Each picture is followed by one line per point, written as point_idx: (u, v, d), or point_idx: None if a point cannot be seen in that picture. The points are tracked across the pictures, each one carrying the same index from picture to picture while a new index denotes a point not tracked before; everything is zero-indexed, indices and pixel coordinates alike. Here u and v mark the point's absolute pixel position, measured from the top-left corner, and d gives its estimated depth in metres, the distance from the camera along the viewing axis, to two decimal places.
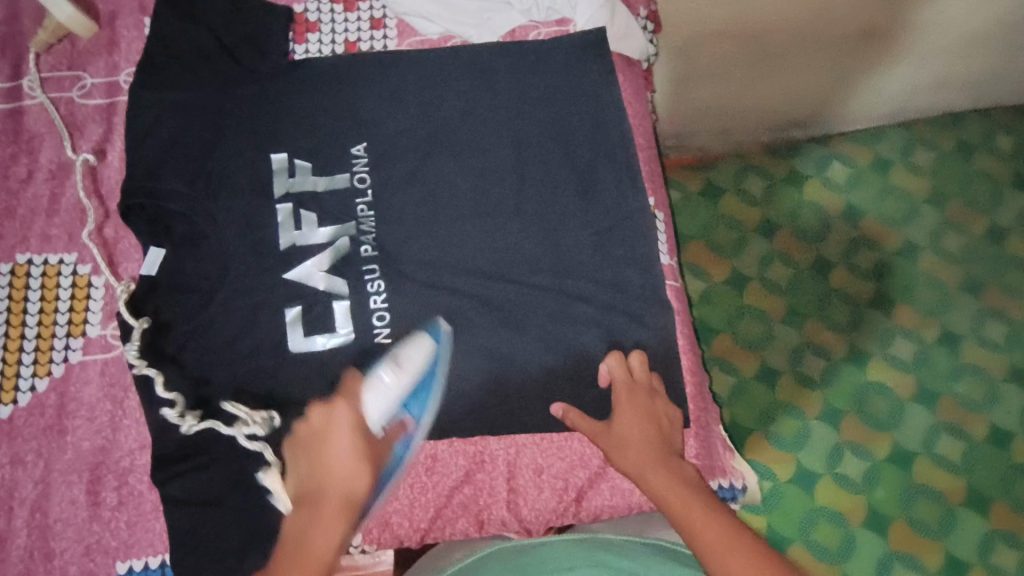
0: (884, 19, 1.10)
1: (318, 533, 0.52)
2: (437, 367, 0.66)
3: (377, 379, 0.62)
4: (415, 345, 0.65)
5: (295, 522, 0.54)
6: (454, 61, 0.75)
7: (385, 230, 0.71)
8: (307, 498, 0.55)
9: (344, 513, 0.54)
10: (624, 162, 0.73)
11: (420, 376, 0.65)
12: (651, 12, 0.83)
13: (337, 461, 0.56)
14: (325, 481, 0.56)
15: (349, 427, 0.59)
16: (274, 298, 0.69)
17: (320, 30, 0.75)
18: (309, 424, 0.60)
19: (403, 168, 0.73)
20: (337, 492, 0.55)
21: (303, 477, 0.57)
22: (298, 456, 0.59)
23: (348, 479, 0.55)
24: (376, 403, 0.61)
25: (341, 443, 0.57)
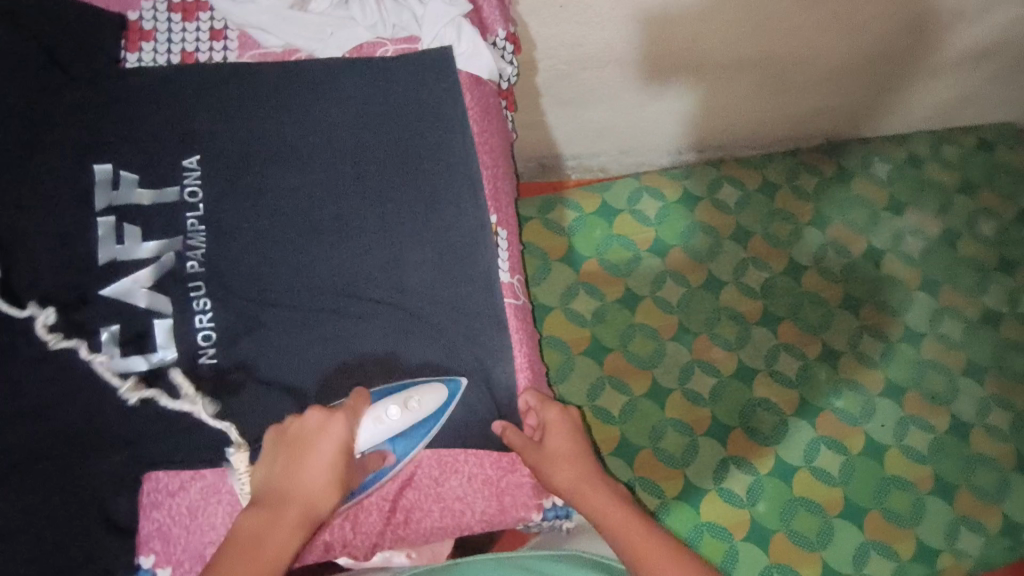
0: (743, 48, 1.22)
1: (276, 540, 0.53)
2: (441, 415, 0.67)
3: (383, 408, 0.63)
4: (425, 391, 0.66)
5: (249, 522, 0.53)
6: (296, 75, 0.73)
7: (215, 246, 0.69)
8: (275, 503, 0.55)
9: (303, 528, 0.54)
10: (467, 179, 0.74)
11: (424, 419, 0.66)
12: (511, 34, 0.85)
13: (315, 479, 0.57)
14: (296, 491, 0.56)
15: (338, 445, 0.58)
16: (88, 316, 0.66)
17: (155, 39, 0.73)
18: (299, 421, 0.59)
19: (237, 181, 0.71)
20: (303, 507, 0.55)
21: (279, 478, 0.56)
22: (283, 449, 0.58)
23: (317, 497, 0.56)
24: (369, 427, 0.63)
25: (322, 457, 0.57)
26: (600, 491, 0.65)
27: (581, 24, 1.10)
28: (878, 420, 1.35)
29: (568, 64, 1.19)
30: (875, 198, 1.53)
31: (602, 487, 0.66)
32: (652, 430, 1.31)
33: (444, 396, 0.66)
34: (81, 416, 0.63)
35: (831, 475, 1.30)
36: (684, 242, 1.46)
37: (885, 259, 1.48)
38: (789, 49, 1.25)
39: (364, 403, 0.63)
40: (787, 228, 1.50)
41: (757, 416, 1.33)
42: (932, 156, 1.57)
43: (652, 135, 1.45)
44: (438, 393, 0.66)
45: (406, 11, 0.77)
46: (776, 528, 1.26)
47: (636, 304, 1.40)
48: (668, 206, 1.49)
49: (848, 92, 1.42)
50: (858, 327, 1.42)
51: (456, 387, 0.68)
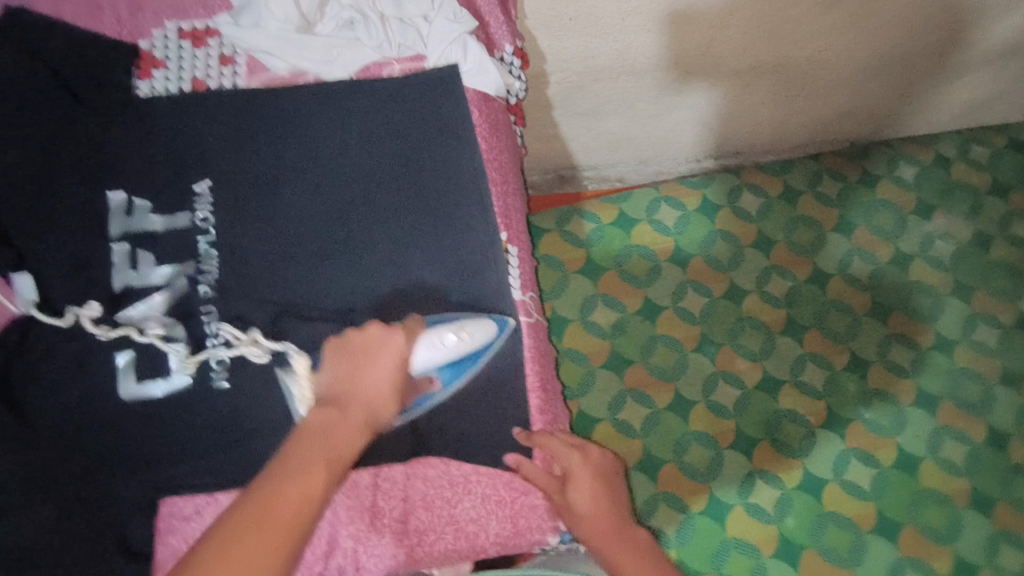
0: (759, 54, 1.20)
1: (347, 430, 0.58)
2: (483, 352, 0.69)
3: (438, 332, 0.66)
4: (476, 322, 0.68)
5: (317, 417, 0.58)
6: (305, 98, 0.74)
7: (226, 269, 0.69)
8: (339, 402, 0.60)
9: (367, 424, 0.59)
10: (477, 196, 0.74)
11: (470, 352, 0.68)
12: (519, 49, 0.84)
13: (379, 381, 0.62)
14: (360, 391, 0.61)
15: (396, 359, 0.63)
16: (103, 342, 0.66)
17: (166, 66, 0.74)
18: (362, 336, 0.63)
19: (248, 203, 0.71)
20: (365, 406, 0.60)
21: (352, 380, 0.61)
22: (344, 358, 0.63)
23: (375, 399, 0.61)
24: (423, 347, 0.66)
25: (385, 367, 0.63)
26: (615, 532, 0.68)
27: (592, 36, 1.09)
28: (910, 431, 1.31)
29: (580, 76, 1.18)
30: (902, 202, 1.49)
31: (616, 527, 0.69)
32: (675, 444, 1.28)
33: (490, 330, 0.69)
34: (97, 441, 0.64)
35: (862, 489, 1.26)
36: (704, 251, 1.44)
37: (913, 264, 1.44)
38: (804, 55, 1.23)
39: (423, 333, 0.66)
40: (810, 235, 1.46)
41: (784, 428, 1.30)
42: (961, 157, 1.52)
43: (668, 143, 1.43)
44: (487, 327, 0.69)
45: (412, 30, 0.77)
46: (805, 544, 1.22)
47: (656, 315, 1.38)
48: (687, 216, 1.46)
49: (870, 94, 1.38)
50: (887, 335, 1.38)
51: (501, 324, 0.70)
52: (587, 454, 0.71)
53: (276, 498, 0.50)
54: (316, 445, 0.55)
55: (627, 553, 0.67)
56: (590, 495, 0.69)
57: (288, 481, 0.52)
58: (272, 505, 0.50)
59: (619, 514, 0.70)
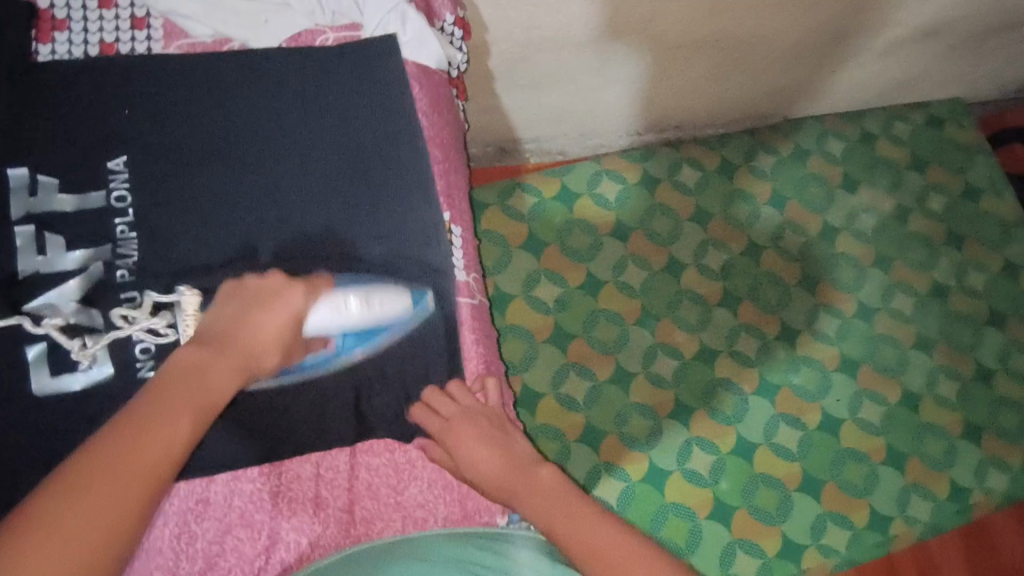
0: (699, 28, 1.20)
1: (218, 377, 0.56)
2: (390, 329, 0.67)
3: (351, 297, 0.65)
4: (388, 292, 0.67)
5: (191, 354, 0.56)
6: (231, 67, 0.69)
7: (148, 253, 0.65)
8: (213, 348, 0.58)
9: (241, 371, 0.58)
10: (417, 176, 0.72)
11: (373, 324, 0.66)
12: (459, 19, 0.82)
13: (266, 323, 0.61)
14: (247, 337, 0.59)
15: (292, 310, 0.62)
16: (10, 336, 0.60)
17: (71, 28, 0.67)
18: (261, 282, 0.63)
19: (170, 183, 0.66)
20: (248, 350, 0.59)
21: (231, 327, 0.60)
22: (232, 303, 0.61)
23: (261, 348, 0.60)
24: (330, 308, 0.64)
25: (274, 317, 0.61)
26: (512, 480, 0.65)
27: (535, 7, 1.06)
28: (834, 395, 1.38)
29: (523, 48, 1.15)
30: (829, 177, 1.55)
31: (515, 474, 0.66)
32: (617, 415, 1.31)
33: (399, 312, 0.67)
34: (10, 438, 0.58)
35: (789, 450, 1.33)
36: (645, 226, 1.46)
37: (839, 236, 1.51)
38: (741, 31, 1.25)
39: (333, 297, 0.64)
40: (745, 209, 1.51)
41: (719, 396, 1.35)
42: (884, 133, 1.60)
43: (609, 116, 1.43)
44: (397, 303, 0.67)
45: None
46: (738, 505, 1.29)
47: (598, 289, 1.40)
48: (628, 190, 1.48)
49: (802, 71, 1.42)
50: (814, 304, 1.45)
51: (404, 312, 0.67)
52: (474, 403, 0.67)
53: (137, 446, 0.48)
54: (185, 391, 0.53)
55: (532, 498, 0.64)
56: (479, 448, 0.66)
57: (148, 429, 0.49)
58: (139, 443, 0.48)
59: (521, 456, 0.67)
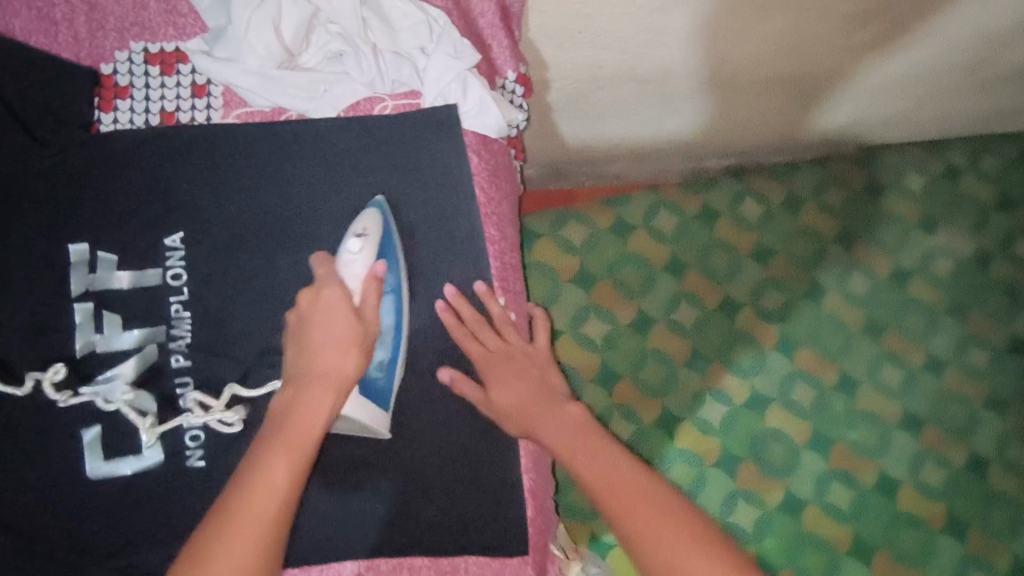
0: (778, 66, 1.13)
1: (299, 422, 0.54)
2: (393, 228, 0.66)
3: (345, 249, 0.62)
4: (362, 218, 0.64)
5: (277, 405, 0.56)
6: (290, 138, 0.67)
7: (202, 335, 0.63)
8: (276, 420, 0.55)
9: (328, 392, 0.56)
10: (472, 263, 0.69)
11: (381, 241, 0.65)
12: (522, 75, 0.79)
13: (323, 350, 0.58)
14: (313, 363, 0.57)
15: (343, 310, 0.59)
16: (63, 420, 0.60)
17: (133, 96, 0.66)
18: (312, 299, 0.60)
19: (224, 260, 0.65)
20: (314, 391, 0.56)
21: (296, 370, 0.58)
22: (289, 344, 0.60)
23: (332, 364, 0.57)
24: (346, 273, 0.62)
25: (329, 326, 0.58)
26: (548, 411, 0.63)
27: (603, 49, 1.01)
28: (893, 454, 1.31)
29: (587, 84, 1.10)
30: (906, 215, 1.45)
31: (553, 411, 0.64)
32: (661, 461, 1.28)
33: (379, 214, 0.65)
34: (63, 524, 0.59)
35: (840, 509, 1.27)
36: (702, 261, 1.40)
37: (912, 280, 1.42)
38: (823, 68, 1.16)
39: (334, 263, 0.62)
40: (810, 247, 1.42)
41: (769, 448, 1.30)
42: (971, 168, 1.48)
43: (673, 144, 1.37)
44: (373, 217, 0.65)
45: (407, 65, 0.69)
46: (782, 565, 1.24)
47: (649, 327, 1.35)
48: (686, 223, 1.41)
49: (886, 105, 1.32)
50: (878, 354, 1.37)
51: (381, 207, 0.66)
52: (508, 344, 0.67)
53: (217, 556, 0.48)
54: (275, 445, 0.53)
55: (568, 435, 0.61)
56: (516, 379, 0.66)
57: (235, 521, 0.49)
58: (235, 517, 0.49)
59: (561, 397, 0.66)
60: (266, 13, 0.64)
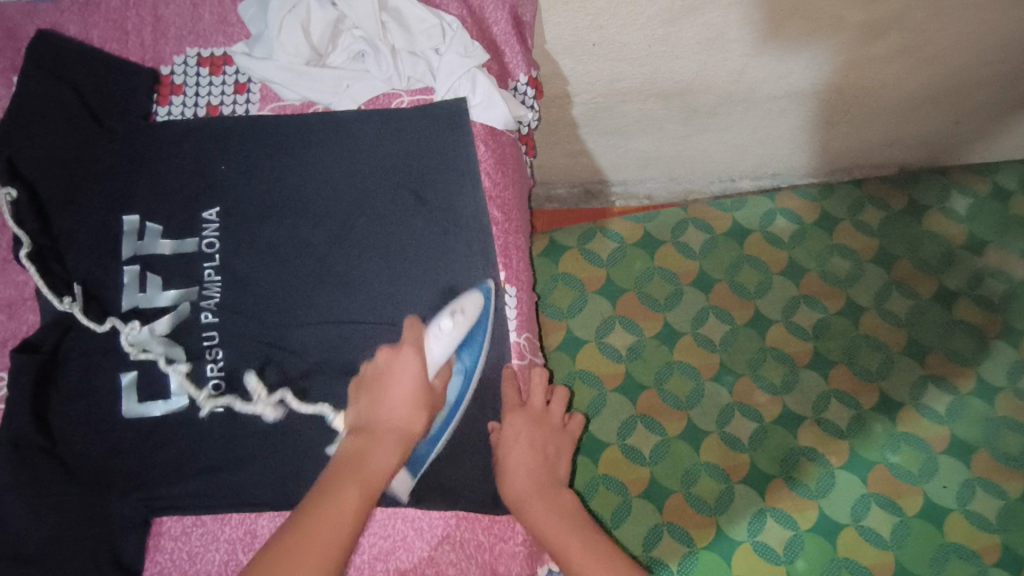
0: (797, 78, 1.12)
1: (373, 465, 0.59)
2: (486, 321, 0.71)
3: (438, 325, 0.67)
4: (464, 299, 0.69)
5: (350, 448, 0.61)
6: (317, 126, 0.76)
7: (229, 297, 0.71)
8: (368, 433, 0.62)
9: (399, 447, 0.61)
10: (472, 240, 0.74)
11: (473, 325, 0.70)
12: (533, 78, 0.86)
13: (396, 405, 0.63)
14: (385, 418, 0.62)
15: (412, 375, 0.64)
16: (108, 362, 0.68)
17: (184, 93, 0.77)
18: (390, 356, 0.65)
19: (251, 233, 0.73)
20: (392, 430, 0.62)
21: (368, 420, 0.63)
22: (364, 395, 0.65)
23: (403, 422, 0.62)
24: (433, 344, 0.67)
25: (401, 389, 0.64)
26: (546, 482, 0.67)
27: (618, 62, 1.05)
28: (939, 479, 1.18)
29: (607, 98, 1.14)
30: (949, 236, 1.36)
31: (587, 542, 0.62)
32: (685, 473, 1.19)
33: (481, 298, 0.70)
34: (95, 458, 0.66)
35: (880, 536, 1.14)
36: (731, 277, 1.35)
37: (958, 303, 1.31)
38: (848, 83, 1.14)
39: (424, 333, 0.67)
40: (846, 265, 1.35)
41: (802, 466, 1.19)
42: (1021, 190, 1.38)
43: (701, 164, 1.36)
44: (474, 299, 0.70)
45: (421, 63, 0.77)
46: None
47: (675, 340, 1.30)
48: (715, 238, 1.39)
49: (924, 122, 1.28)
50: (921, 376, 1.25)
51: (486, 290, 0.71)
52: (532, 425, 0.69)
53: (326, 512, 0.55)
54: (350, 481, 0.58)
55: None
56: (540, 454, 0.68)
57: (351, 481, 0.58)
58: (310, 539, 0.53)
59: (554, 463, 0.69)
60: (297, 17, 0.72)
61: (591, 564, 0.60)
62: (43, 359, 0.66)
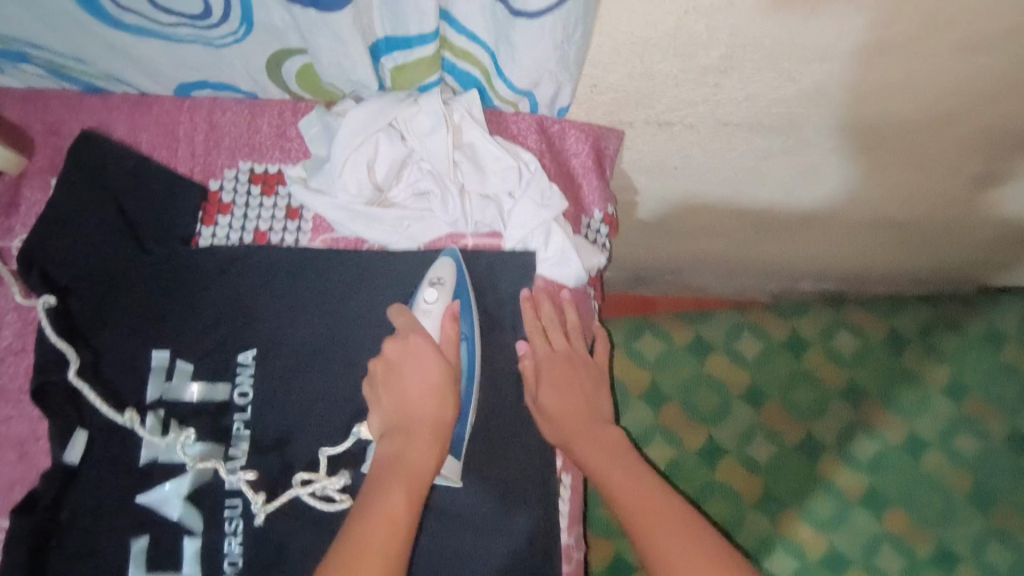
0: (888, 205, 0.99)
1: (413, 459, 0.56)
2: (465, 278, 0.67)
3: (421, 300, 0.63)
4: (437, 267, 0.65)
5: (386, 447, 0.57)
6: (372, 269, 0.68)
7: (257, 458, 0.64)
8: (401, 428, 0.58)
9: (435, 437, 0.58)
10: (526, 421, 0.67)
11: (456, 290, 0.65)
12: (608, 215, 0.78)
13: (422, 391, 0.59)
14: (411, 411, 0.59)
15: (428, 359, 0.60)
16: (119, 525, 0.61)
17: (232, 213, 0.70)
18: (401, 344, 0.61)
19: (286, 384, 0.66)
20: (426, 423, 0.58)
21: (395, 417, 0.59)
22: (382, 390, 0.61)
23: (431, 410, 0.59)
24: (424, 320, 0.63)
25: (417, 375, 0.60)
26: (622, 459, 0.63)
27: (700, 184, 0.93)
28: None
29: (677, 208, 1.03)
30: None
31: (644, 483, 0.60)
32: None
33: (452, 260, 0.66)
34: None
35: None
36: (785, 396, 1.11)
37: None
38: (947, 212, 1.00)
39: (410, 314, 0.63)
40: (916, 395, 1.12)
41: None
42: None
43: (762, 259, 1.21)
44: (447, 266, 0.65)
45: (491, 208, 0.70)
46: None
47: (716, 458, 1.09)
48: (772, 347, 1.14)
49: None
50: None
51: (453, 255, 0.66)
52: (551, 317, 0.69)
53: (378, 517, 0.52)
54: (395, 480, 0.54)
55: (633, 485, 0.60)
56: (568, 391, 0.67)
57: (395, 481, 0.54)
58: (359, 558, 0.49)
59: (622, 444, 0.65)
60: (362, 156, 0.65)
61: (624, 473, 0.61)
62: (53, 517, 0.61)
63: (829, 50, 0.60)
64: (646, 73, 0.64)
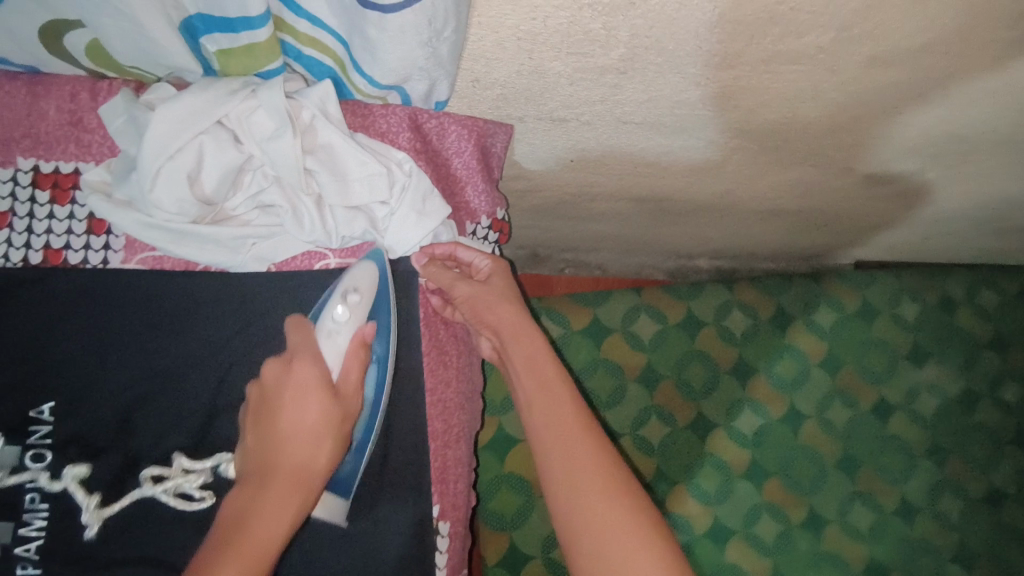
0: (792, 203, 0.91)
1: (263, 521, 0.46)
2: (388, 292, 0.59)
3: (330, 317, 0.55)
4: (355, 274, 0.57)
5: (234, 503, 0.48)
6: (214, 301, 0.58)
7: (56, 539, 0.51)
8: (260, 471, 0.48)
9: (297, 490, 0.48)
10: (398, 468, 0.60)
11: (374, 300, 0.58)
12: (497, 220, 0.69)
13: (300, 426, 0.50)
14: (277, 455, 0.49)
15: (312, 386, 0.51)
16: None
17: (12, 225, 0.56)
18: (283, 372, 0.52)
19: (94, 443, 0.53)
20: (291, 469, 0.48)
21: (254, 464, 0.49)
22: (251, 423, 0.52)
23: (302, 457, 0.49)
24: (327, 342, 0.54)
25: (297, 408, 0.50)
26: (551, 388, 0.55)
27: (597, 175, 0.81)
28: None
29: (571, 194, 0.88)
30: None
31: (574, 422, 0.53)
32: None
33: (375, 270, 0.58)
34: None
35: None
36: (678, 375, 0.99)
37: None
38: (846, 210, 0.93)
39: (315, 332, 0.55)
40: (794, 366, 0.99)
41: None
42: None
43: (662, 245, 1.10)
44: (368, 273, 0.58)
45: (358, 222, 0.59)
46: None
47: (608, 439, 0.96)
48: (665, 330, 1.00)
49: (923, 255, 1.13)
50: None
51: (380, 261, 0.59)
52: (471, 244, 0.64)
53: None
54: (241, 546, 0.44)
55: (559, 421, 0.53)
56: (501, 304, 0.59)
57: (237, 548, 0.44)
58: None
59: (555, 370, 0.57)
60: (181, 166, 0.52)
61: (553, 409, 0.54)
62: None
63: (733, 56, 0.54)
64: (536, 70, 0.55)
